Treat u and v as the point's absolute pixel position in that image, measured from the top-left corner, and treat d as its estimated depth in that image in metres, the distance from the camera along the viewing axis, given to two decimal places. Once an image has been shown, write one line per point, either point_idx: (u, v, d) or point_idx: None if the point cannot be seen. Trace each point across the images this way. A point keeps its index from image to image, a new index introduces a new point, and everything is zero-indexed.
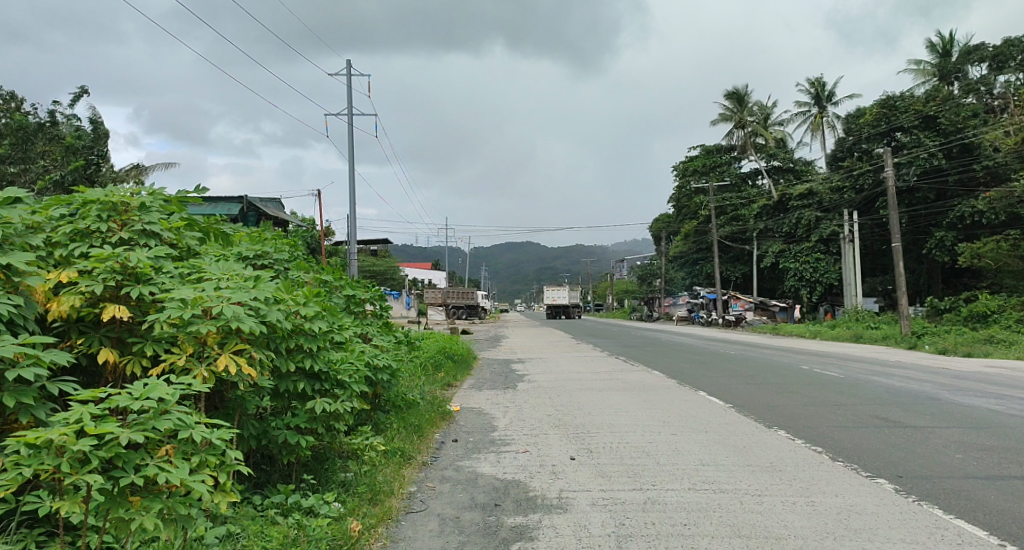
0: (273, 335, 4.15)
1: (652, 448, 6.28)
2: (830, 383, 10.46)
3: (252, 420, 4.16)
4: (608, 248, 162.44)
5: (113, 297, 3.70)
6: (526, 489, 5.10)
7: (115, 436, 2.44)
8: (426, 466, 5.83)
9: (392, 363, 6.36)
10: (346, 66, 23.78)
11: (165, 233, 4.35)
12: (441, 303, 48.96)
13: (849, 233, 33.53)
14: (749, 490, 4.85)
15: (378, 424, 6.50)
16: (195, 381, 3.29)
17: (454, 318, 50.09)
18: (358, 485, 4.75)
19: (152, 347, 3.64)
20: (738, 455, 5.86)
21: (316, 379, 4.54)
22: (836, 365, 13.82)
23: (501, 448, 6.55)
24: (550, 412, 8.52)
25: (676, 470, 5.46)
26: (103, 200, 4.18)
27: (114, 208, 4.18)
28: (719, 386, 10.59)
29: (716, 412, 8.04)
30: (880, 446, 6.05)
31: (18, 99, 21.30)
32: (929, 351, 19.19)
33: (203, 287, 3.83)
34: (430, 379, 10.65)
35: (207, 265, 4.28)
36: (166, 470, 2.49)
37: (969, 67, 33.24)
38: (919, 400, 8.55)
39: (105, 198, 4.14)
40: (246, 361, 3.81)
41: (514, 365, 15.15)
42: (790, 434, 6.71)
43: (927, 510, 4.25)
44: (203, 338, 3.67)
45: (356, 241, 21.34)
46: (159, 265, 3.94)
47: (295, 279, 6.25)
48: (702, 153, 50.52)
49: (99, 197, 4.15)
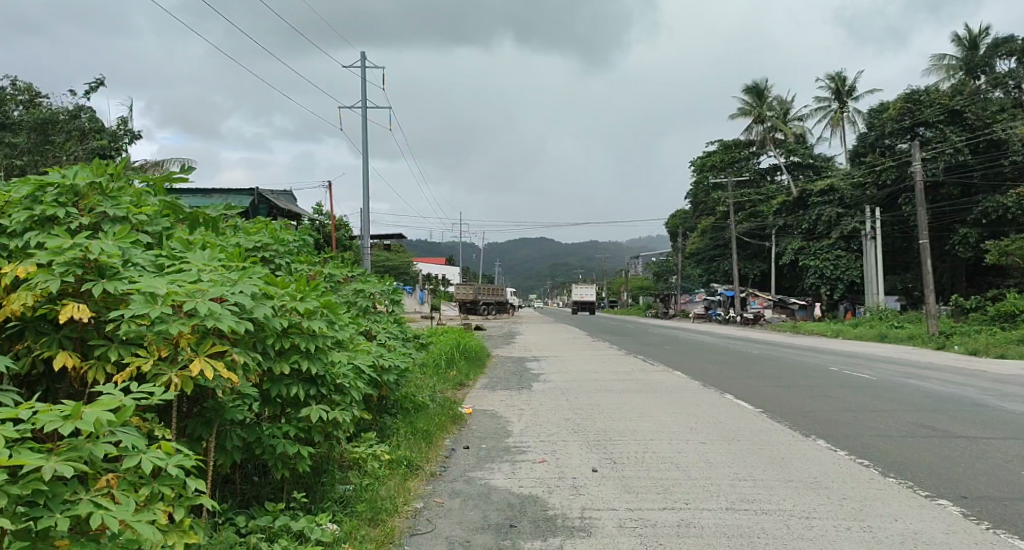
0: (260, 335, 3.67)
1: (681, 458, 5.77)
2: (864, 386, 9.86)
3: (237, 431, 3.69)
4: (624, 246, 161.68)
5: (74, 294, 3.24)
6: (545, 506, 4.62)
7: (36, 467, 2.04)
8: (435, 478, 5.34)
9: (400, 363, 5.99)
10: (361, 57, 23.40)
11: (135, 218, 3.95)
12: (472, 300, 48.95)
13: (871, 229, 32.66)
14: (796, 510, 4.34)
15: (383, 430, 6.05)
16: (157, 391, 2.83)
17: (470, 314, 49.77)
18: (357, 502, 4.30)
19: (116, 351, 3.16)
20: (778, 469, 5.31)
21: (313, 383, 4.07)
22: (864, 366, 13.17)
23: (516, 456, 6.04)
24: (567, 416, 8.00)
25: (711, 486, 4.93)
26: (61, 183, 3.77)
27: (74, 192, 3.77)
28: (746, 388, 10.07)
29: (746, 418, 7.50)
30: (933, 459, 5.50)
31: (35, 90, 21.09)
32: (959, 352, 18.43)
33: (179, 280, 3.37)
34: (440, 378, 10.17)
35: (187, 255, 3.85)
36: (103, 510, 2.06)
37: (997, 60, 32.15)
38: (964, 407, 7.94)
39: (63, 181, 3.73)
40: (227, 365, 3.31)
41: (529, 364, 14.70)
42: (831, 444, 6.15)
43: (1005, 541, 3.70)
44: (176, 339, 3.21)
45: (369, 237, 20.91)
46: (128, 256, 3.49)
47: (292, 272, 5.78)
48: (720, 148, 49.72)
49: (57, 181, 3.75)
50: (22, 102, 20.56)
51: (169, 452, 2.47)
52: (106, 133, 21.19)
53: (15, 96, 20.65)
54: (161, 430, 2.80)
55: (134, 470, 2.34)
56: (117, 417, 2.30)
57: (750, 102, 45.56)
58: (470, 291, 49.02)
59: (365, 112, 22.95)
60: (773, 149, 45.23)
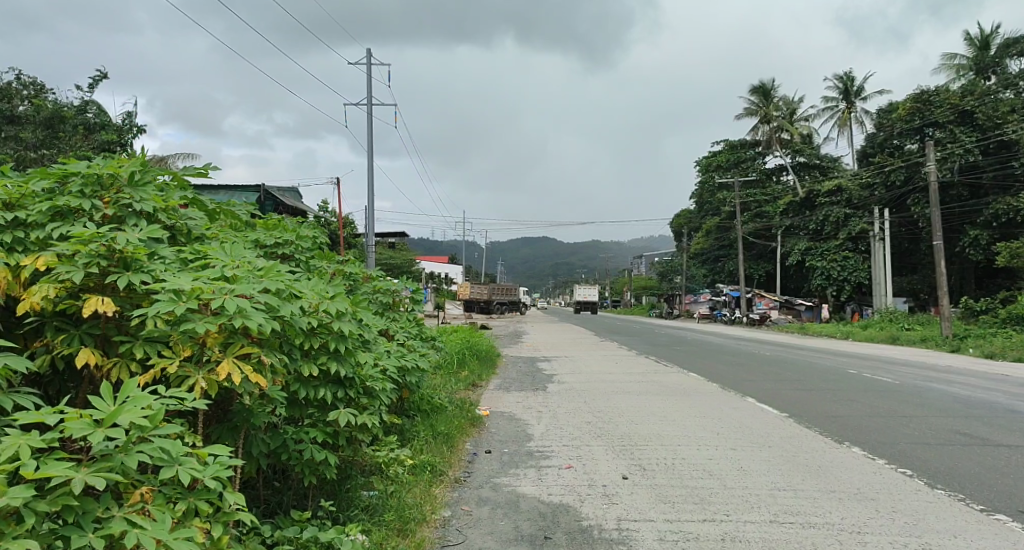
0: (287, 335, 3.48)
1: (714, 466, 5.55)
2: (888, 390, 9.64)
3: (263, 435, 3.50)
4: (627, 246, 161.57)
5: (96, 288, 3.10)
6: (578, 516, 4.40)
7: (65, 479, 1.83)
8: (460, 484, 5.13)
9: (421, 365, 5.81)
10: (367, 55, 23.19)
11: (158, 212, 3.85)
12: (487, 299, 48.79)
13: (879, 230, 32.38)
14: (845, 524, 4.12)
15: (403, 433, 5.84)
16: (186, 396, 2.63)
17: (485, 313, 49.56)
18: (385, 511, 4.10)
19: (142, 348, 2.98)
20: (817, 479, 5.08)
21: (341, 385, 3.89)
22: (882, 369, 12.96)
23: (541, 462, 5.81)
24: (587, 419, 7.76)
25: (750, 496, 4.71)
26: (87, 173, 3.73)
27: (100, 183, 3.72)
28: (767, 391, 9.85)
29: (774, 423, 7.29)
30: (979, 469, 5.28)
31: (40, 85, 20.90)
32: (974, 355, 18.19)
33: (203, 277, 3.18)
34: (454, 379, 9.97)
35: (215, 251, 3.70)
36: (139, 529, 1.85)
37: (1008, 61, 31.81)
38: (997, 413, 7.70)
39: (90, 172, 3.68)
40: (254, 367, 3.10)
41: (540, 364, 14.48)
42: (868, 452, 5.93)
43: None
44: (202, 338, 2.99)
45: (374, 235, 20.65)
46: (152, 249, 3.38)
47: (315, 270, 5.60)
48: (726, 148, 49.48)
49: (82, 170, 3.71)
50: (27, 97, 20.37)
51: (205, 461, 2.25)
52: (111, 128, 21.00)
53: (20, 91, 20.47)
54: (192, 436, 2.58)
55: (169, 484, 2.12)
56: (148, 423, 2.06)
57: (757, 102, 45.22)
58: (484, 291, 48.91)
59: (370, 108, 22.73)
60: (780, 149, 44.94)
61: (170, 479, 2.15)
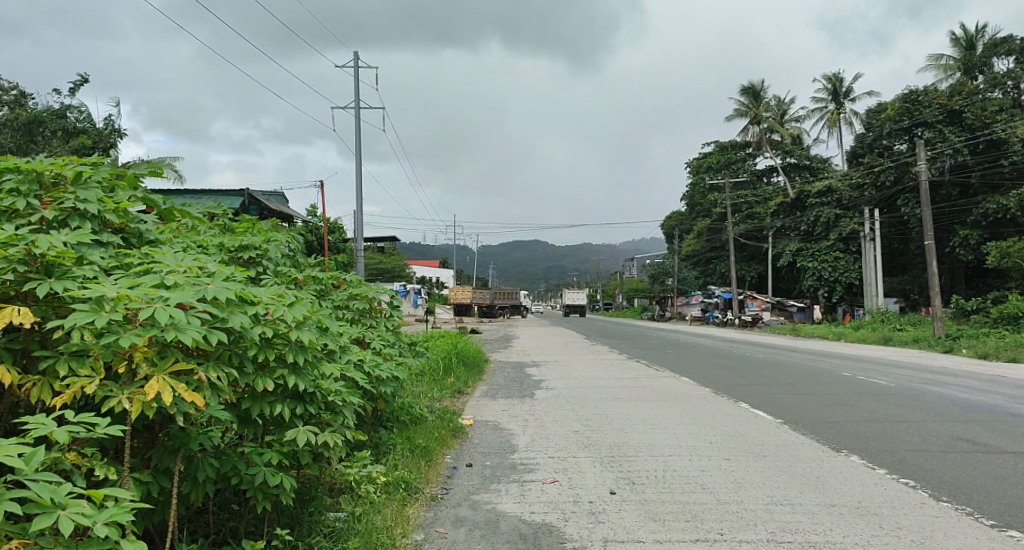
0: (237, 346, 3.13)
1: (707, 478, 5.25)
2: (884, 393, 9.38)
3: (209, 458, 3.16)
4: (618, 249, 161.78)
5: (16, 297, 2.77)
6: (561, 538, 4.08)
7: None
8: (436, 503, 4.79)
9: (398, 374, 5.50)
10: (353, 58, 22.88)
11: (106, 214, 3.52)
12: (486, 303, 48.62)
13: (870, 231, 32.23)
14: (847, 543, 3.82)
15: (377, 448, 5.51)
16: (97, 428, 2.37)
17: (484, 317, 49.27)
18: (351, 536, 3.79)
19: (64, 364, 2.64)
20: (816, 491, 4.79)
21: (301, 401, 3.54)
22: (877, 371, 12.72)
23: (524, 477, 5.49)
24: (575, 428, 7.45)
25: (744, 512, 4.42)
26: (24, 170, 3.42)
27: (38, 180, 3.42)
28: (760, 396, 9.57)
29: (768, 430, 7.00)
30: (985, 479, 4.99)
31: (19, 89, 20.42)
32: (968, 355, 18.00)
33: (138, 284, 2.85)
34: (439, 387, 9.63)
35: (162, 255, 3.36)
36: None
37: (995, 60, 31.78)
38: (998, 417, 7.45)
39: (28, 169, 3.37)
40: (191, 385, 2.77)
41: (529, 369, 14.17)
42: (867, 460, 5.64)
43: None
44: (130, 353, 2.66)
45: (362, 240, 20.29)
46: (82, 254, 3.05)
47: (284, 275, 5.25)
48: (716, 149, 49.51)
49: (20, 167, 3.40)
50: (6, 102, 19.89)
51: (99, 507, 2.05)
52: (93, 133, 20.55)
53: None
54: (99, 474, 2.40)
55: (50, 535, 1.92)
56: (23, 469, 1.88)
57: (746, 103, 45.04)
58: (485, 295, 48.86)
59: (358, 111, 22.42)
60: (770, 150, 44.88)
61: (52, 530, 1.95)
